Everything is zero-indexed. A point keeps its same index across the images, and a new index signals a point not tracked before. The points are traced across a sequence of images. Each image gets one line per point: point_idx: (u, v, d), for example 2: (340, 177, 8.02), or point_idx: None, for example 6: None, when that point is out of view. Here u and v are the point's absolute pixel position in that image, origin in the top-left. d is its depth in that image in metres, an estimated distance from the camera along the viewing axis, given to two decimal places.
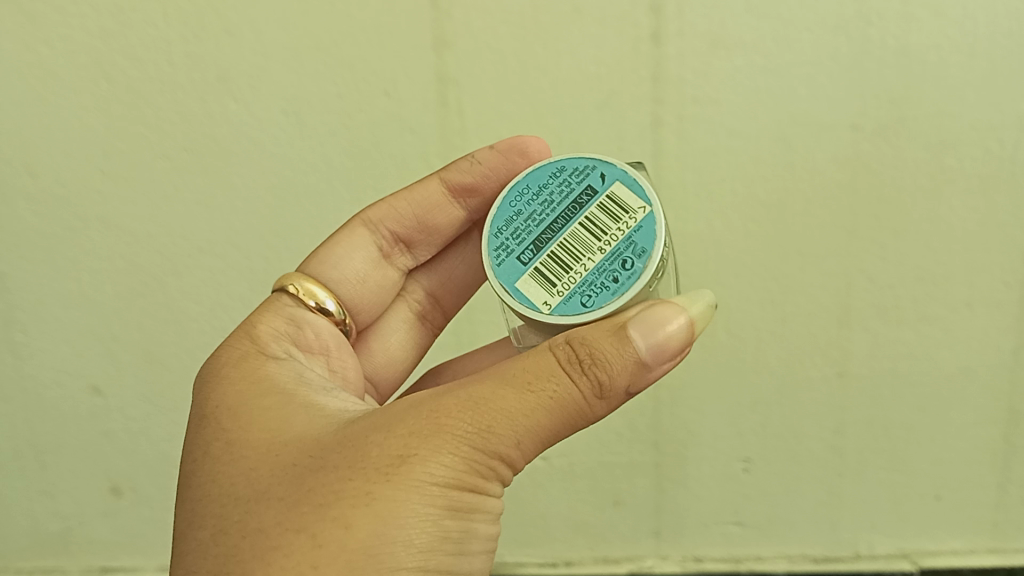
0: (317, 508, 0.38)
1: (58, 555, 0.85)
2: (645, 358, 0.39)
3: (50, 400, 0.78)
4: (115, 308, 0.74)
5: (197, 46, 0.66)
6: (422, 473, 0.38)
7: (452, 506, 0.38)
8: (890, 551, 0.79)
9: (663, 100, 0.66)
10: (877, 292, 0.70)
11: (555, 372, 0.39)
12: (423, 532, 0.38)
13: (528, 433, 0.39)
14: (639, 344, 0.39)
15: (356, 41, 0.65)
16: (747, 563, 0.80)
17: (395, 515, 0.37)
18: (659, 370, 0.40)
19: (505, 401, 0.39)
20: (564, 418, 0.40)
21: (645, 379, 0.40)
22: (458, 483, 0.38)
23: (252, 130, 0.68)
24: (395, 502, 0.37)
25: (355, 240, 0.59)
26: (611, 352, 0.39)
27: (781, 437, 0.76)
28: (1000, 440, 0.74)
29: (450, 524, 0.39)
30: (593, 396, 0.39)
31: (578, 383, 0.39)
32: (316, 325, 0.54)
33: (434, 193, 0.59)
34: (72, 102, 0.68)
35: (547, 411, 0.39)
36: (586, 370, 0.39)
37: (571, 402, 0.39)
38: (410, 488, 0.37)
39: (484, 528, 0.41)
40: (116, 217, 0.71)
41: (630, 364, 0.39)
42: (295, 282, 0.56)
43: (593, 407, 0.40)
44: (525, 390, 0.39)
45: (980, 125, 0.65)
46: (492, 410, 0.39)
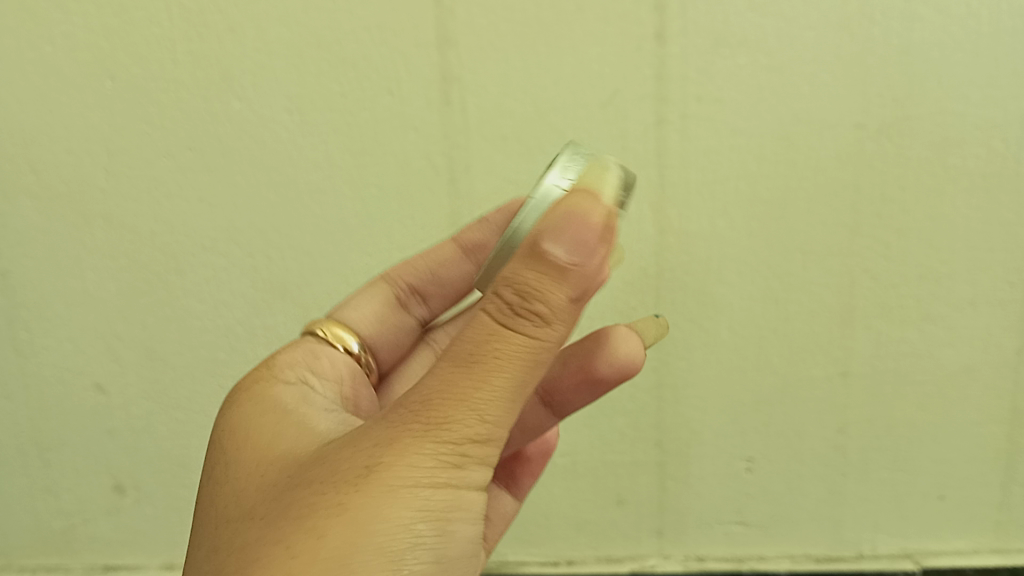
0: (286, 523, 0.37)
1: (60, 552, 0.85)
2: (576, 272, 0.36)
3: (52, 397, 0.78)
4: (117, 305, 0.74)
5: (199, 43, 0.66)
6: (390, 474, 0.37)
7: (424, 501, 0.37)
8: (892, 551, 0.79)
9: (665, 98, 0.66)
10: (879, 291, 0.70)
11: (496, 329, 0.37)
12: (398, 534, 0.36)
13: (489, 405, 0.37)
14: (557, 254, 0.36)
15: (358, 39, 0.65)
16: (749, 562, 0.80)
17: (364, 519, 0.36)
18: (596, 268, 0.36)
19: (459, 381, 0.37)
20: (524, 381, 0.38)
21: (585, 279, 0.36)
22: (426, 480, 0.37)
23: (255, 127, 0.68)
24: (365, 510, 0.36)
25: (377, 290, 0.62)
26: (538, 280, 0.36)
27: (782, 435, 0.76)
28: (1003, 438, 0.74)
29: (425, 523, 0.37)
30: (536, 339, 0.37)
31: (519, 332, 0.37)
32: (332, 356, 0.56)
33: (447, 251, 0.62)
34: (75, 99, 0.68)
35: (498, 375, 0.37)
36: (521, 312, 0.36)
37: (523, 357, 0.37)
38: (378, 493, 0.36)
39: (468, 518, 0.39)
40: (118, 214, 0.71)
41: (559, 280, 0.36)
42: (321, 326, 0.59)
43: (547, 342, 0.37)
44: (475, 364, 0.37)
45: (984, 124, 0.65)
46: (448, 394, 0.37)
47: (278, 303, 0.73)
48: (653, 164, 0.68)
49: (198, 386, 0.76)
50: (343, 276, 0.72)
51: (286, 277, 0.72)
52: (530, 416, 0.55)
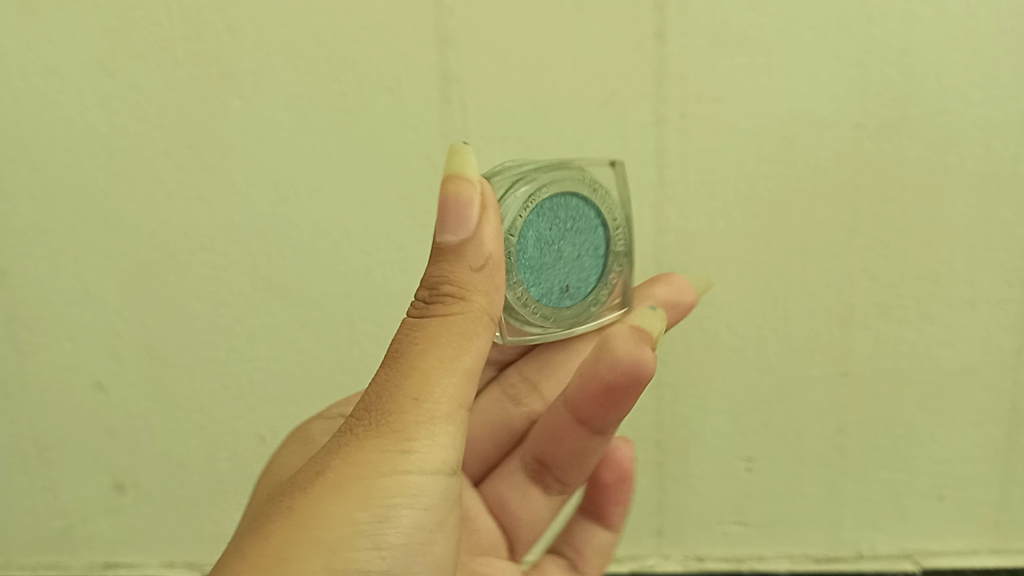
0: (238, 541, 0.38)
1: (60, 551, 0.85)
2: (467, 244, 0.39)
3: (52, 397, 0.78)
4: (117, 304, 0.74)
5: (197, 43, 0.66)
6: (332, 468, 0.38)
7: (359, 490, 0.37)
8: (891, 550, 0.79)
9: (665, 98, 0.66)
10: (879, 291, 0.70)
11: (413, 322, 0.40)
12: (334, 525, 0.37)
13: (420, 387, 0.38)
14: (443, 234, 0.39)
15: (357, 38, 0.65)
16: (749, 562, 0.80)
17: (301, 517, 0.37)
18: (486, 239, 0.40)
19: (392, 372, 0.39)
20: (448, 356, 0.38)
21: (477, 249, 0.39)
22: (361, 470, 0.37)
23: (253, 126, 0.68)
24: (303, 509, 0.37)
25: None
26: (440, 266, 0.40)
27: (781, 435, 0.76)
28: (1002, 438, 0.74)
29: (364, 513, 0.37)
30: (449, 315, 0.39)
31: (433, 316, 0.39)
32: None
33: None
34: (74, 99, 0.68)
35: (417, 355, 0.39)
36: (433, 300, 0.40)
37: (440, 333, 0.39)
38: (320, 490, 0.37)
39: (416, 508, 0.39)
40: (118, 214, 0.71)
41: (452, 257, 0.39)
42: None
43: (465, 315, 0.39)
44: (404, 353, 0.39)
45: (983, 124, 0.65)
46: (382, 386, 0.39)
47: (277, 303, 0.73)
48: (652, 164, 0.68)
49: (198, 385, 0.76)
50: (341, 275, 0.72)
51: (285, 277, 0.72)
52: (575, 441, 0.55)
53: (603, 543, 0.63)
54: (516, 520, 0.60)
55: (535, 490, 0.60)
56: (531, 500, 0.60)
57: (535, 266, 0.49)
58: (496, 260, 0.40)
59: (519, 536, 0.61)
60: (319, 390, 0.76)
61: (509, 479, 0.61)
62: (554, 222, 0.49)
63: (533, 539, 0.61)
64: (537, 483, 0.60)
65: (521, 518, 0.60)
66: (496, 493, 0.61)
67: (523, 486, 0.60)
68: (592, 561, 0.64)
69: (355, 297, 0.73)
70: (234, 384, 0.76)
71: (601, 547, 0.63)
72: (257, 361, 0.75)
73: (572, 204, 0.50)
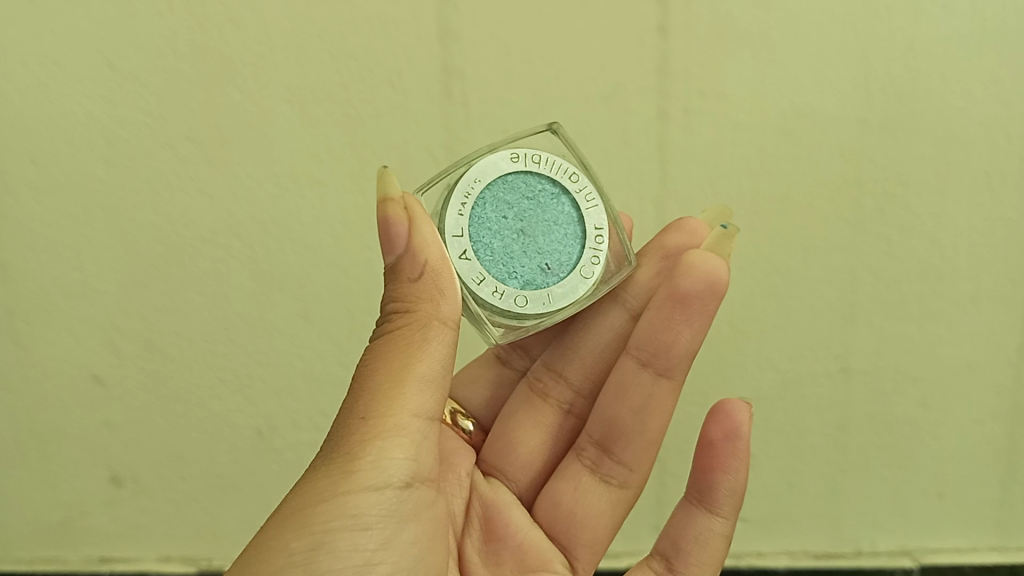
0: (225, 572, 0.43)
1: (56, 546, 0.84)
2: (403, 260, 0.43)
3: (51, 389, 0.78)
4: (117, 296, 0.74)
5: (200, 34, 0.66)
6: (291, 497, 0.42)
7: (302, 516, 0.40)
8: (892, 548, 0.78)
9: (667, 92, 0.65)
10: (880, 287, 0.70)
11: (371, 346, 0.44)
12: (274, 555, 0.39)
13: (366, 404, 0.41)
14: (385, 254, 0.43)
15: (360, 30, 0.65)
16: (747, 558, 0.78)
17: (255, 549, 0.40)
18: (421, 248, 0.42)
19: (348, 399, 0.43)
20: (393, 371, 0.42)
21: (414, 258, 0.42)
22: (309, 497, 0.40)
23: (255, 118, 0.68)
24: (252, 550, 0.40)
25: (483, 361, 0.64)
26: (393, 287, 0.44)
27: (782, 432, 0.75)
28: (1002, 437, 0.74)
29: (304, 536, 0.39)
30: (399, 331, 0.43)
31: (386, 336, 0.43)
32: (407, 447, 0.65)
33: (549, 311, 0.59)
34: (76, 90, 0.68)
35: (368, 376, 0.42)
36: (387, 325, 0.44)
37: (389, 351, 0.42)
38: (276, 519, 0.41)
39: (361, 525, 0.40)
40: (117, 206, 0.71)
41: (396, 276, 0.43)
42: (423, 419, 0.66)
43: (415, 327, 0.42)
44: (357, 380, 0.43)
45: (986, 120, 0.65)
46: (339, 413, 0.43)
47: (277, 295, 0.73)
48: (654, 159, 0.67)
49: (197, 378, 0.76)
50: (342, 269, 0.72)
51: (285, 269, 0.72)
52: (638, 395, 0.54)
53: (714, 536, 0.55)
54: (575, 521, 0.56)
55: (595, 480, 0.56)
56: (591, 495, 0.56)
57: (503, 258, 0.47)
58: (439, 264, 0.43)
59: (581, 539, 0.56)
60: (318, 384, 0.76)
61: (557, 481, 0.56)
62: (504, 208, 0.47)
63: (599, 544, 0.56)
64: (595, 472, 0.56)
65: (580, 517, 0.56)
66: (550, 494, 0.56)
67: (577, 478, 0.56)
68: (695, 563, 0.55)
69: (355, 291, 0.73)
70: (234, 378, 0.76)
71: (710, 540, 0.55)
72: (256, 354, 0.75)
73: (519, 183, 0.48)
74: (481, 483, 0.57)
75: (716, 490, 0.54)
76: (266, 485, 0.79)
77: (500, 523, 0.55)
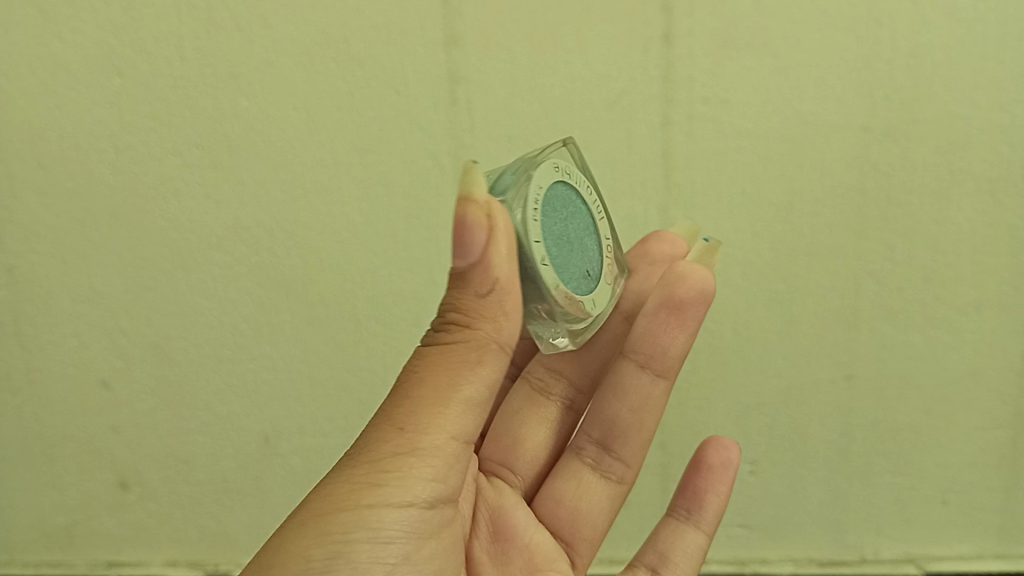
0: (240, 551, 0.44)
1: (63, 549, 0.85)
2: (471, 272, 0.41)
3: (58, 393, 0.78)
4: (123, 300, 0.74)
5: (207, 41, 0.66)
6: (317, 495, 0.42)
7: (326, 522, 0.40)
8: (896, 555, 0.78)
9: (672, 100, 0.66)
10: (884, 294, 0.70)
11: (420, 351, 0.43)
12: (295, 559, 0.39)
13: (408, 416, 0.41)
14: (454, 258, 0.41)
15: (366, 37, 0.65)
16: (751, 565, 0.79)
17: (275, 550, 0.40)
18: (493, 263, 0.41)
19: (389, 403, 0.43)
20: (438, 389, 0.41)
21: (487, 270, 0.41)
22: (334, 503, 0.40)
23: (261, 124, 0.68)
24: (272, 550, 0.40)
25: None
26: (454, 294, 0.42)
27: (787, 438, 0.75)
28: (1007, 443, 0.74)
29: (327, 542, 0.40)
30: (451, 344, 0.42)
31: (437, 346, 0.42)
32: None
33: None
34: (83, 96, 0.68)
35: (413, 386, 0.42)
36: (441, 331, 0.43)
37: (437, 365, 0.42)
38: (299, 517, 0.41)
39: (385, 537, 0.40)
40: (125, 211, 0.71)
41: (462, 285, 0.42)
42: None
43: (469, 344, 0.42)
44: (401, 385, 0.43)
45: (990, 127, 0.65)
46: (377, 417, 0.43)
47: (283, 300, 0.73)
48: (659, 165, 0.68)
49: (202, 382, 0.77)
50: (347, 274, 0.72)
51: (291, 274, 0.72)
52: (637, 393, 0.56)
53: (694, 545, 0.59)
54: (577, 517, 0.57)
55: (595, 476, 0.58)
56: (592, 491, 0.57)
57: (563, 264, 0.47)
58: (509, 282, 0.42)
59: (582, 535, 0.57)
60: (322, 389, 0.76)
61: (560, 478, 0.57)
62: (558, 215, 0.47)
63: (596, 539, 0.58)
64: (596, 469, 0.58)
65: (583, 514, 0.57)
66: (552, 492, 0.57)
67: (579, 475, 0.57)
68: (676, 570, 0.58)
69: (360, 297, 0.73)
70: (240, 383, 0.76)
71: (687, 548, 0.58)
72: (262, 359, 0.75)
73: (560, 191, 0.48)
74: (486, 488, 0.56)
75: (702, 500, 0.59)
76: (272, 490, 0.80)
77: (508, 525, 0.54)
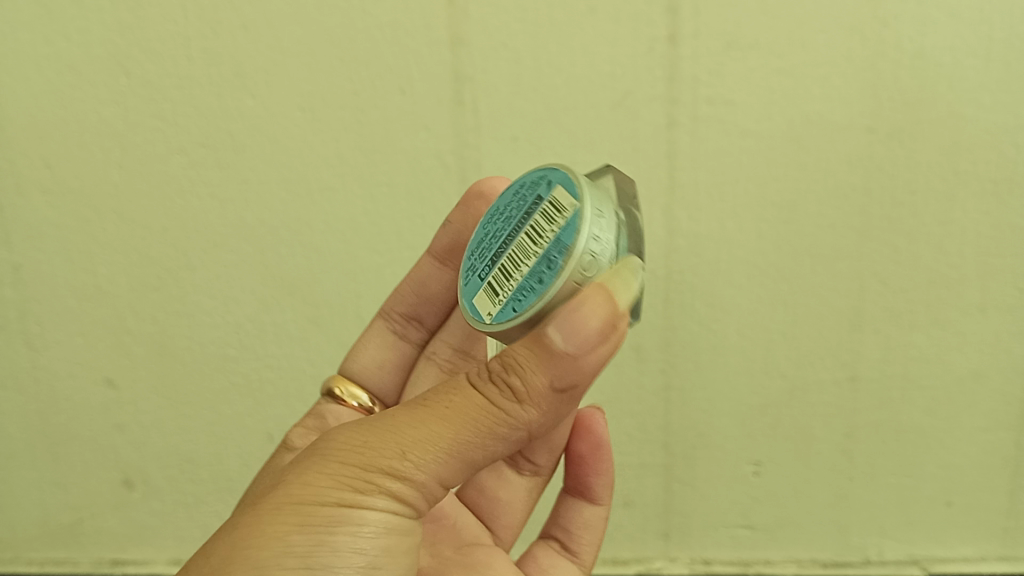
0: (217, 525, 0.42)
1: (69, 546, 0.86)
2: (554, 351, 0.38)
3: (62, 392, 0.78)
4: (128, 299, 0.75)
5: (212, 40, 0.66)
6: (303, 485, 0.40)
7: (308, 513, 0.39)
8: (899, 557, 0.79)
9: (676, 100, 0.66)
10: (888, 295, 0.70)
11: (461, 386, 0.41)
12: (271, 542, 0.38)
13: (418, 443, 0.40)
14: (553, 335, 0.38)
15: (370, 37, 0.65)
16: (754, 565, 0.80)
17: (252, 526, 0.39)
18: (581, 359, 0.39)
19: (404, 418, 0.41)
20: (458, 428, 0.40)
21: (575, 368, 0.39)
22: (317, 494, 0.39)
23: (266, 124, 0.68)
24: (247, 526, 0.39)
25: (376, 333, 0.66)
26: (525, 361, 0.39)
27: (789, 439, 0.75)
28: (1011, 445, 0.74)
29: (308, 532, 0.38)
30: (499, 401, 0.40)
31: (480, 392, 0.40)
32: (337, 413, 0.63)
33: (423, 269, 0.63)
34: (89, 94, 0.68)
35: (438, 421, 0.40)
36: (494, 381, 0.40)
37: (465, 409, 0.40)
38: (280, 502, 0.39)
39: (362, 543, 0.40)
40: (130, 210, 0.71)
41: (537, 358, 0.39)
42: (340, 385, 0.64)
43: (504, 413, 0.40)
44: (424, 406, 0.41)
45: (994, 128, 0.65)
46: (386, 426, 0.41)
47: (288, 299, 0.74)
48: (663, 166, 0.68)
49: (206, 381, 0.77)
50: (351, 273, 0.73)
51: (295, 274, 0.73)
52: None
53: (594, 518, 0.62)
54: (498, 504, 0.61)
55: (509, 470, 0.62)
56: (513, 484, 0.62)
57: None
58: (582, 382, 0.40)
59: (503, 520, 0.61)
60: None
61: None
62: None
63: (517, 524, 0.62)
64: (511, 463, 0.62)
65: (503, 502, 0.61)
66: (476, 481, 0.62)
67: (500, 470, 0.62)
68: (583, 542, 0.62)
69: (365, 296, 0.74)
70: (244, 381, 0.77)
71: (591, 524, 0.62)
72: (266, 358, 0.76)
73: None
74: None
75: (587, 481, 0.60)
76: None
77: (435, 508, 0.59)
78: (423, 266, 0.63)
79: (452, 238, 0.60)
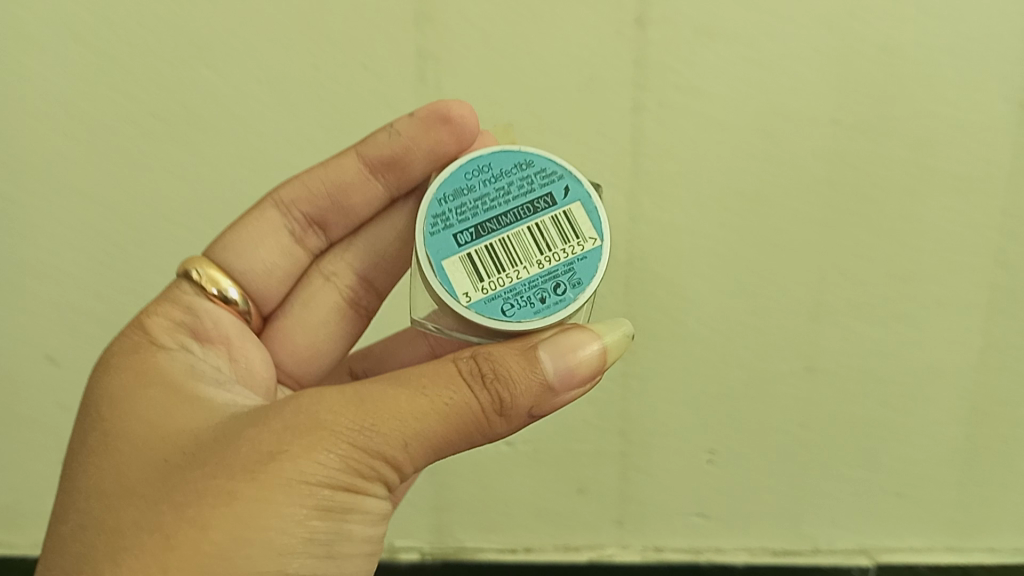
0: (181, 495, 0.38)
1: (8, 528, 0.83)
2: (552, 383, 0.41)
3: (5, 368, 0.76)
4: (75, 274, 0.72)
5: (170, 8, 0.64)
6: (302, 469, 0.38)
7: (317, 502, 0.39)
8: (848, 546, 0.80)
9: (644, 85, 0.65)
10: (848, 287, 0.70)
11: (455, 380, 0.41)
12: (288, 529, 0.38)
13: (417, 439, 0.40)
14: (552, 370, 0.41)
15: (335, 11, 0.63)
16: (706, 553, 0.81)
17: (257, 510, 0.37)
18: (566, 392, 0.42)
19: (397, 403, 0.40)
20: (455, 429, 0.41)
21: (553, 402, 0.42)
22: (321, 481, 0.39)
23: (224, 97, 0.66)
24: (258, 504, 0.38)
25: (268, 222, 0.59)
26: (524, 380, 0.41)
27: (746, 428, 0.76)
28: (962, 439, 0.75)
29: (321, 521, 0.39)
30: (492, 411, 0.40)
31: (475, 394, 0.40)
32: (214, 314, 0.54)
33: (349, 169, 0.58)
34: (36, 59, 0.65)
35: (436, 419, 0.40)
36: (489, 387, 0.40)
37: (463, 411, 0.40)
38: (283, 484, 0.38)
39: (355, 526, 0.41)
40: (80, 182, 0.69)
41: (536, 381, 0.41)
42: (198, 268, 0.56)
43: (492, 423, 0.41)
44: (420, 393, 0.40)
45: (958, 124, 0.65)
46: (380, 410, 0.40)
47: None
48: (629, 152, 0.67)
49: None
50: None
51: None
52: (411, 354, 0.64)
53: None
54: None
55: None
56: None
57: None
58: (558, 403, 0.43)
59: None
60: None
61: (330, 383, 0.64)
62: None
63: None
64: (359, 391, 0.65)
65: None
66: None
67: None
68: None
69: None
70: None
71: None
72: None
73: None
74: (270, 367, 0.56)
75: None
76: None
77: None
78: (348, 170, 0.58)
79: (394, 152, 0.56)
